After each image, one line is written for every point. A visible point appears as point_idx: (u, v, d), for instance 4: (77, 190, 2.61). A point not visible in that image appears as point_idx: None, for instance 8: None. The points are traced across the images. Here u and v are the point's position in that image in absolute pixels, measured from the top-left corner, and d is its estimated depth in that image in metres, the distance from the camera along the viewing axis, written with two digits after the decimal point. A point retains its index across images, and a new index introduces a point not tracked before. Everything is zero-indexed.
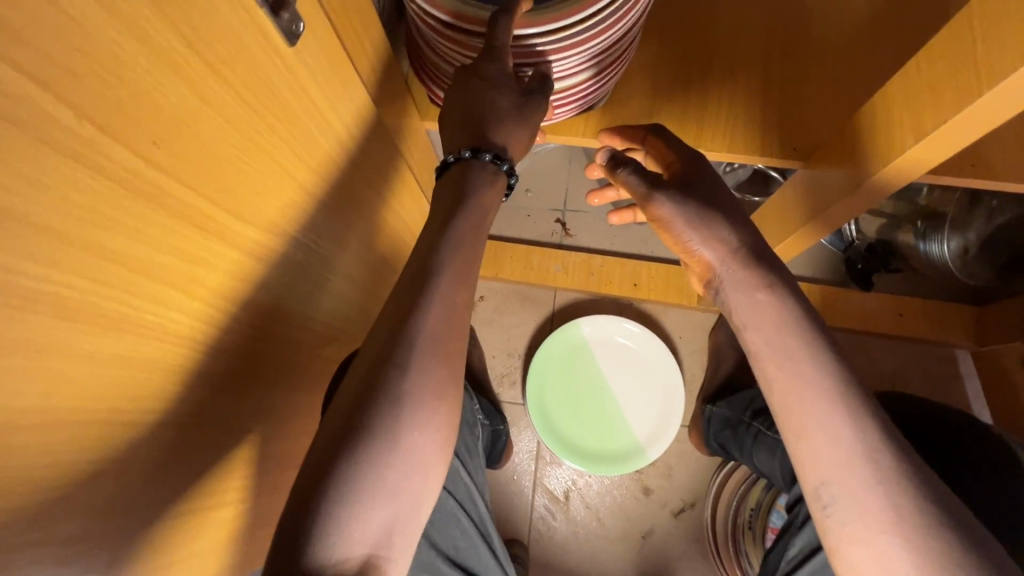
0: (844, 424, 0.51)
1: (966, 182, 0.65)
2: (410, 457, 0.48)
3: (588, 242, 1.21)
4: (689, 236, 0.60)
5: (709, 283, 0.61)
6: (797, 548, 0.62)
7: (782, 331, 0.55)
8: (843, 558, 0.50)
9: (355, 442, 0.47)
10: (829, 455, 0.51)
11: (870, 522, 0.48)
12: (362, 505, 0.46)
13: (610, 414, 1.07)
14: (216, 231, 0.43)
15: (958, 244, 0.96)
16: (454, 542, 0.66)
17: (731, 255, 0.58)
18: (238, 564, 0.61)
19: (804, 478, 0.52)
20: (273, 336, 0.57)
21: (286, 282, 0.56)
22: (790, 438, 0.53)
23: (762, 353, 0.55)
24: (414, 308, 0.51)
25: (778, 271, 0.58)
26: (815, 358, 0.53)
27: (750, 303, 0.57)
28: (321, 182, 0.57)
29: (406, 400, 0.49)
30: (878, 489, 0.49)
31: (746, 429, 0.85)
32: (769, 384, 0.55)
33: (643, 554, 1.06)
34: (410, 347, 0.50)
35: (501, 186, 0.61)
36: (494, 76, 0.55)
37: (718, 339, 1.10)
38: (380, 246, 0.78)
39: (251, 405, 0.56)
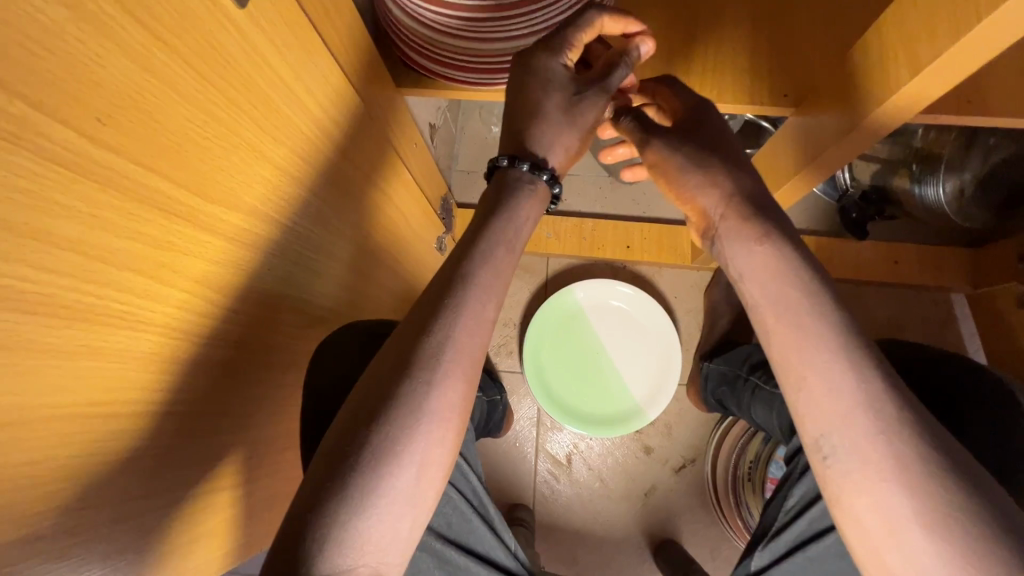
0: (845, 373, 0.47)
1: (963, 120, 0.63)
2: (416, 458, 0.48)
3: (579, 206, 1.19)
4: (686, 182, 0.58)
5: (705, 235, 0.59)
6: (796, 497, 0.56)
7: (778, 282, 0.51)
8: (843, 510, 0.46)
9: (362, 437, 0.47)
10: (829, 404, 0.47)
11: (871, 471, 0.45)
12: (365, 506, 0.46)
13: (608, 378, 1.07)
14: (181, 214, 0.40)
15: (953, 186, 0.92)
16: (447, 519, 0.61)
17: (728, 207, 0.56)
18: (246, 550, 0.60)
19: (804, 430, 0.49)
20: (264, 319, 0.56)
21: (271, 263, 0.54)
22: (788, 388, 0.50)
23: (760, 304, 0.52)
24: (438, 313, 0.52)
25: (778, 221, 0.55)
26: (814, 309, 0.50)
27: (753, 256, 0.53)
28: (295, 157, 0.55)
29: (416, 403, 0.49)
30: (879, 439, 0.45)
31: (744, 384, 0.82)
32: (767, 336, 0.51)
33: (646, 511, 1.08)
34: (429, 355, 0.50)
35: (543, 196, 0.60)
36: (542, 73, 0.59)
37: (713, 297, 1.09)
38: (368, 220, 0.75)
39: (246, 390, 0.55)
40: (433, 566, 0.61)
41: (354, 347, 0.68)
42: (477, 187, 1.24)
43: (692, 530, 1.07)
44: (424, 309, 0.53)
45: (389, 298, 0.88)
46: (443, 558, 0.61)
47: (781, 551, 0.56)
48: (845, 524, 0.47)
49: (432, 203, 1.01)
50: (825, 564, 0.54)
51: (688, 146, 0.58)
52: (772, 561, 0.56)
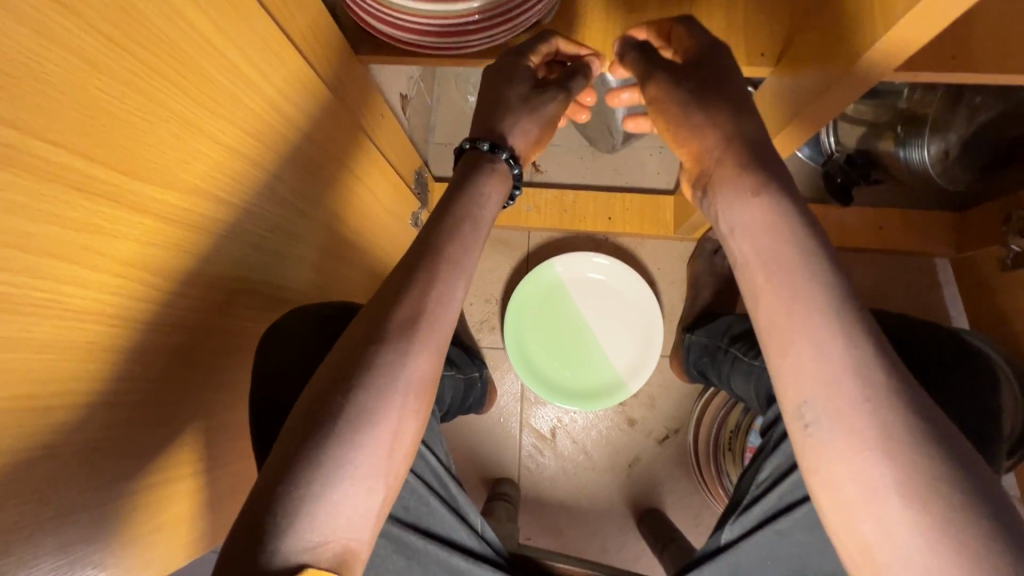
0: (835, 337, 0.43)
1: (945, 77, 0.60)
2: (382, 437, 0.46)
3: (560, 177, 1.16)
4: (682, 121, 0.54)
5: (695, 182, 0.55)
6: (767, 471, 0.54)
7: (774, 237, 0.47)
8: (821, 481, 0.43)
9: (335, 406, 0.45)
10: (815, 370, 0.43)
11: (853, 440, 0.41)
12: (327, 487, 0.43)
13: (589, 350, 1.06)
14: (105, 193, 0.38)
15: (937, 149, 0.90)
16: (404, 501, 0.61)
17: (727, 151, 0.51)
18: (214, 535, 0.59)
19: (786, 397, 0.45)
20: (220, 303, 0.54)
21: (223, 245, 0.52)
22: (771, 352, 0.46)
23: (751, 263, 0.48)
24: (405, 288, 0.50)
25: (777, 172, 0.50)
26: (809, 269, 0.46)
27: (750, 208, 0.49)
28: (243, 131, 0.52)
29: (384, 380, 0.47)
30: (865, 406, 0.41)
31: (724, 355, 0.81)
32: (756, 298, 0.47)
33: (630, 481, 1.09)
34: (397, 332, 0.48)
35: (503, 175, 0.58)
36: (507, 65, 0.60)
37: (696, 269, 1.08)
38: (337, 197, 0.71)
39: (205, 376, 0.54)
40: (391, 550, 0.60)
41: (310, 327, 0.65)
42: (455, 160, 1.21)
43: (675, 498, 1.08)
44: (391, 286, 0.51)
45: (362, 277, 0.86)
46: (401, 542, 0.60)
47: (750, 525, 0.54)
48: (821, 496, 0.43)
49: (406, 178, 0.98)
50: (795, 538, 0.52)
51: (675, 97, 0.54)
52: (740, 535, 0.54)
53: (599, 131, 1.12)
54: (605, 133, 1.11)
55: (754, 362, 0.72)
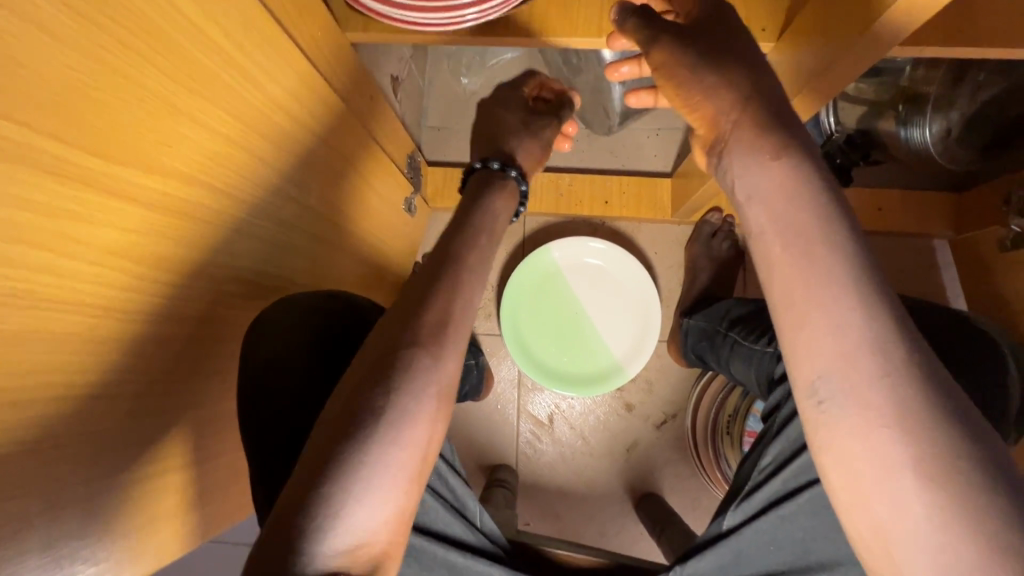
0: (852, 310, 0.41)
1: (951, 52, 0.58)
2: (415, 435, 0.44)
3: (556, 160, 1.14)
4: (691, 86, 0.49)
5: (711, 149, 0.51)
6: (770, 457, 0.53)
7: (792, 206, 0.44)
8: (833, 458, 0.41)
9: (372, 402, 0.44)
10: (832, 344, 0.41)
11: (869, 416, 0.39)
12: (364, 487, 0.42)
13: (588, 336, 1.05)
14: (79, 177, 0.36)
15: (939, 128, 0.89)
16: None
17: (744, 115, 0.47)
18: (207, 527, 0.58)
19: (798, 372, 0.43)
20: (208, 293, 0.52)
21: (210, 232, 0.50)
22: (783, 325, 0.44)
23: (766, 231, 0.45)
24: (432, 288, 0.50)
25: (799, 137, 0.47)
26: (828, 238, 0.43)
27: (768, 175, 0.45)
28: (228, 113, 0.49)
29: (415, 378, 0.45)
30: (884, 381, 0.39)
31: (723, 340, 0.80)
32: (770, 268, 0.44)
33: (628, 465, 1.09)
34: (427, 330, 0.47)
35: (512, 191, 0.62)
36: (502, 98, 0.65)
37: (694, 252, 1.07)
38: (327, 182, 0.69)
39: (194, 367, 0.52)
40: None
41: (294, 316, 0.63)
42: (449, 144, 1.18)
43: (673, 482, 1.08)
44: (420, 285, 0.50)
45: (355, 265, 0.84)
46: None
47: (753, 510, 0.53)
48: (832, 474, 0.42)
49: (399, 163, 0.95)
50: (800, 523, 0.51)
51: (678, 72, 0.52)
52: (743, 520, 0.53)
53: (595, 113, 1.07)
54: (601, 115, 1.07)
55: (755, 346, 0.70)
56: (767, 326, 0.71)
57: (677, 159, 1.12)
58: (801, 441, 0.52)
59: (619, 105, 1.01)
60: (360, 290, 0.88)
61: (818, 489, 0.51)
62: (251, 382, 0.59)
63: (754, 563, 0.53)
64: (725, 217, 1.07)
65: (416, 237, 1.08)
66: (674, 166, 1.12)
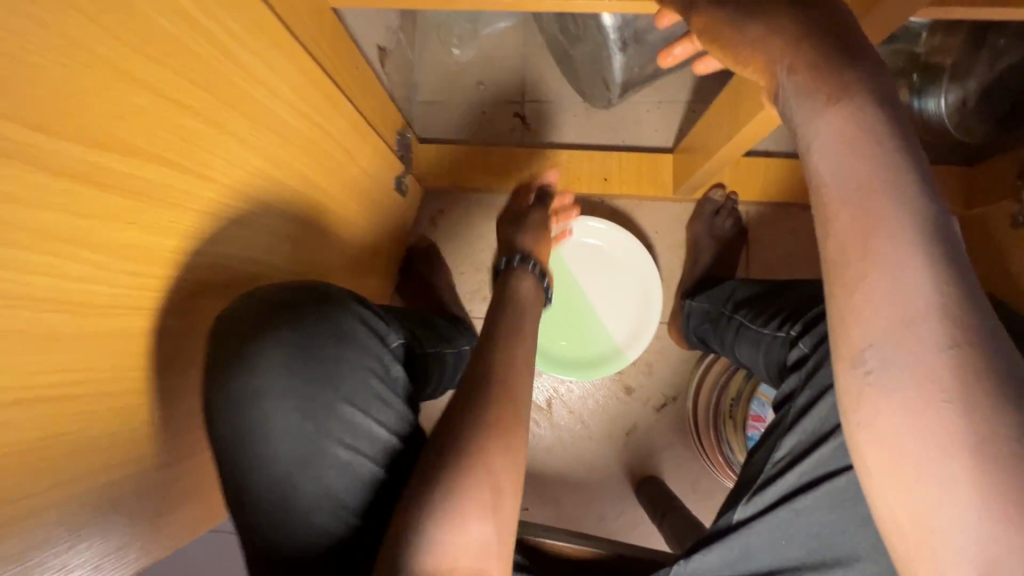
0: (916, 270, 0.35)
1: (984, 14, 0.53)
2: (488, 474, 0.47)
3: (553, 136, 1.10)
4: (739, 40, 0.42)
5: (772, 95, 0.42)
6: (785, 449, 0.52)
7: (849, 147, 0.36)
8: (873, 437, 0.36)
9: (447, 447, 0.48)
10: (885, 306, 0.35)
11: (926, 391, 0.34)
12: (449, 522, 0.45)
13: (587, 318, 1.02)
14: (14, 154, 0.32)
15: (956, 98, 0.85)
16: (383, 503, 0.53)
17: (798, 56, 0.39)
18: (179, 523, 0.55)
19: (843, 336, 0.37)
20: (178, 282, 0.48)
21: (177, 217, 0.45)
22: (831, 282, 0.37)
23: (823, 176, 0.37)
24: (485, 357, 0.57)
25: (868, 69, 0.38)
26: (893, 184, 0.35)
27: (827, 121, 0.37)
28: (194, 86, 0.45)
29: (479, 421, 0.50)
30: (946, 353, 0.34)
31: (728, 323, 0.76)
32: (821, 219, 0.37)
33: (627, 449, 1.07)
34: (485, 386, 0.53)
35: None
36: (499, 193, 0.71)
37: (696, 231, 1.03)
38: (312, 160, 0.64)
39: (166, 360, 0.49)
40: None
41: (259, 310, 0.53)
42: (440, 120, 1.12)
43: (673, 466, 1.06)
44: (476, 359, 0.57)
45: (344, 249, 0.80)
46: None
47: (765, 505, 0.51)
48: (869, 454, 0.37)
49: (388, 140, 0.90)
50: (815, 519, 0.50)
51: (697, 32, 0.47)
52: (755, 514, 0.52)
53: (593, 85, 1.00)
54: (601, 87, 0.98)
55: (763, 331, 0.67)
56: (777, 309, 0.67)
57: (679, 134, 1.08)
58: (818, 433, 0.51)
59: (620, 79, 0.93)
60: (348, 275, 0.84)
61: (836, 483, 0.49)
62: (215, 387, 0.52)
63: (765, 560, 0.51)
64: (728, 194, 1.03)
65: (407, 218, 1.04)
66: (676, 141, 1.08)
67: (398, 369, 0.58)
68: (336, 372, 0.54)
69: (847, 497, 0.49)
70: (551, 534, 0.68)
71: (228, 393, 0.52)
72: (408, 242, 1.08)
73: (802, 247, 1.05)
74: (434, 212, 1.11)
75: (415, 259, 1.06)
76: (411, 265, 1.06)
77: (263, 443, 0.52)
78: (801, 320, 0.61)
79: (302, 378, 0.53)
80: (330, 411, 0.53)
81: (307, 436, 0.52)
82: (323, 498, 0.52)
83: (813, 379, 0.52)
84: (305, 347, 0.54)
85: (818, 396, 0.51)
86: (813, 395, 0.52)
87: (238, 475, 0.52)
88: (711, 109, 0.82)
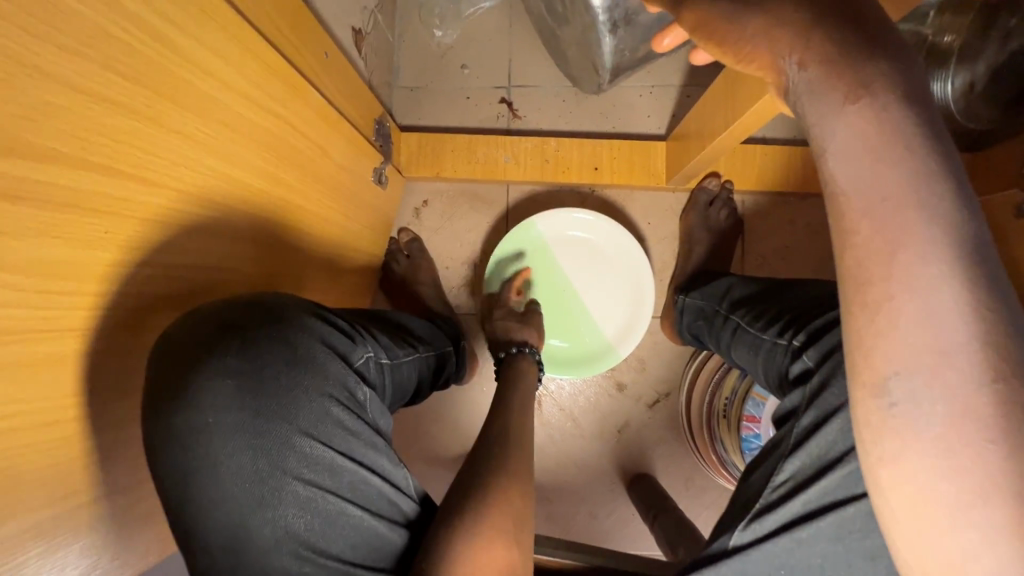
0: (946, 299, 0.34)
1: None
2: (514, 504, 0.51)
3: (540, 123, 1.04)
4: (743, 30, 0.40)
5: (778, 90, 0.41)
6: (786, 473, 0.51)
7: (878, 159, 0.35)
8: (896, 471, 0.35)
9: (472, 482, 0.53)
10: (918, 339, 0.34)
11: (961, 428, 0.33)
12: (476, 544, 0.47)
13: (577, 315, 0.98)
14: None
15: (963, 82, 0.80)
16: (350, 539, 0.49)
17: (808, 49, 0.37)
18: (120, 546, 0.52)
19: (865, 364, 0.36)
20: (112, 297, 0.44)
21: (108, 227, 0.41)
22: (853, 305, 0.37)
23: (848, 189, 0.36)
24: (502, 417, 0.64)
25: (893, 64, 0.37)
26: (926, 209, 0.35)
27: (845, 124, 0.36)
28: (126, 82, 0.40)
29: (501, 463, 0.55)
30: (986, 390, 0.33)
31: (724, 323, 0.73)
32: (845, 240, 0.37)
33: (619, 447, 1.05)
34: (505, 439, 0.59)
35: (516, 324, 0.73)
36: None
37: (690, 222, 0.99)
38: (276, 156, 0.60)
39: (96, 378, 0.45)
40: None
41: (203, 333, 0.51)
42: (422, 106, 1.06)
43: (666, 464, 1.04)
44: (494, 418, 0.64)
45: (317, 248, 0.75)
46: None
47: (764, 531, 0.50)
48: (891, 488, 0.36)
49: (363, 130, 0.85)
50: (817, 549, 0.49)
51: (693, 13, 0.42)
52: (752, 541, 0.51)
53: (582, 69, 0.95)
54: (590, 71, 0.93)
55: (762, 336, 0.63)
56: (777, 311, 0.63)
57: (671, 121, 1.03)
58: (823, 459, 0.50)
59: (610, 64, 0.88)
60: (323, 273, 0.80)
61: (842, 513, 0.48)
62: (151, 424, 0.49)
63: None
64: (722, 183, 0.99)
65: (388, 211, 0.99)
66: (668, 128, 1.03)
67: (365, 392, 0.56)
68: (290, 401, 0.52)
69: (853, 528, 0.48)
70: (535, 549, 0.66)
71: (169, 428, 0.49)
72: (390, 236, 1.04)
73: (797, 238, 1.02)
74: (418, 204, 1.06)
75: (398, 254, 1.02)
76: (394, 261, 1.02)
77: (215, 483, 0.49)
78: (804, 329, 0.58)
79: (254, 408, 0.51)
80: (281, 443, 0.50)
81: (255, 468, 0.50)
82: (282, 538, 0.48)
83: (818, 399, 0.51)
84: (246, 371, 0.52)
85: (822, 419, 0.50)
86: (816, 418, 0.51)
87: (192, 520, 0.49)
88: (706, 96, 0.77)
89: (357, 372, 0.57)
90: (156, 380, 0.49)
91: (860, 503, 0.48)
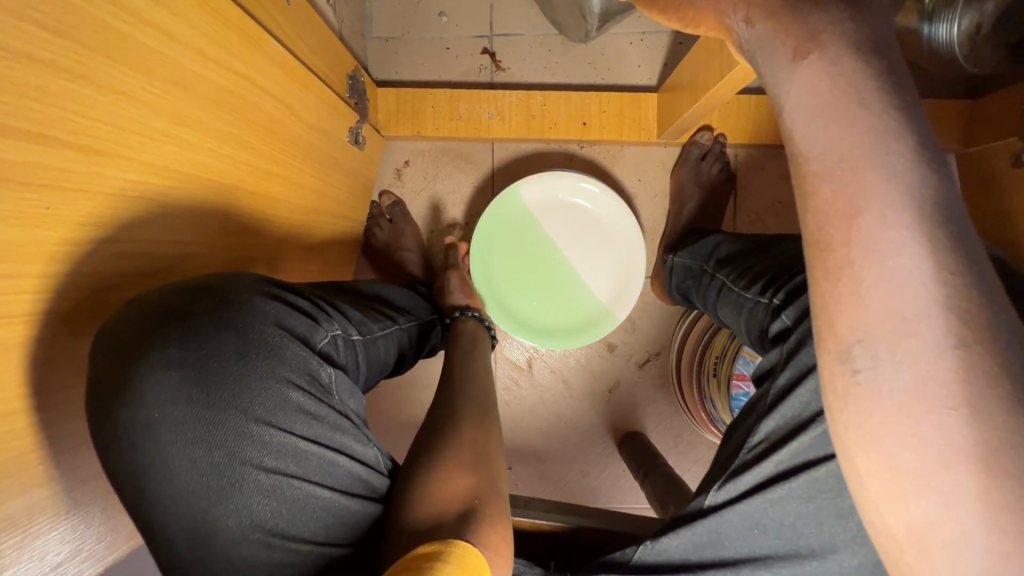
0: (918, 260, 0.32)
1: None
2: (474, 446, 0.54)
3: (526, 75, 0.99)
4: None
5: (735, 47, 0.41)
6: (761, 434, 0.51)
7: (842, 117, 0.33)
8: (862, 440, 0.34)
9: (435, 427, 0.56)
10: (883, 303, 0.32)
11: (925, 396, 0.31)
12: (440, 474, 0.51)
13: (569, 282, 0.96)
14: None
15: (970, 22, 0.72)
16: (320, 521, 0.49)
17: (753, 6, 0.37)
18: (92, 527, 0.51)
19: (830, 331, 0.34)
20: (59, 279, 0.40)
21: (46, 201, 0.38)
22: (815, 270, 0.35)
23: (811, 149, 0.34)
24: (466, 370, 0.65)
25: (863, 7, 0.34)
26: (904, 169, 0.32)
27: (798, 82, 0.34)
28: (60, 38, 0.36)
29: (460, 408, 0.59)
30: (950, 354, 0.31)
31: (710, 282, 0.71)
32: (806, 205, 0.35)
33: (610, 406, 1.05)
34: (464, 388, 0.62)
35: (482, 332, 0.76)
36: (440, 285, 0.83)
37: (680, 177, 0.96)
38: (238, 117, 0.55)
39: (46, 367, 0.42)
40: None
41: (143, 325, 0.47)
42: (399, 59, 0.99)
43: (656, 421, 1.05)
44: (456, 371, 0.65)
45: (292, 215, 0.72)
46: None
47: (738, 491, 0.51)
48: (858, 457, 0.34)
49: (336, 86, 0.79)
50: (789, 508, 0.49)
51: None
52: (726, 501, 0.52)
53: (569, 15, 0.88)
54: (577, 17, 0.86)
55: (746, 294, 0.61)
56: (762, 269, 0.62)
57: (663, 71, 0.97)
58: (796, 420, 0.49)
59: (599, 7, 0.81)
60: (300, 242, 0.77)
61: (813, 474, 0.48)
62: (96, 422, 0.46)
63: (736, 543, 0.52)
64: (715, 136, 0.95)
65: (368, 174, 0.95)
66: (660, 79, 0.97)
67: (329, 373, 0.54)
68: (244, 390, 0.50)
69: (825, 488, 0.48)
70: (515, 512, 0.66)
71: (113, 426, 0.46)
72: (371, 200, 1.00)
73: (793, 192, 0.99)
74: (399, 165, 1.01)
75: (380, 219, 0.98)
76: (376, 227, 0.98)
77: (168, 479, 0.47)
78: (784, 287, 0.56)
79: (204, 401, 0.48)
80: (237, 433, 0.49)
81: (211, 460, 0.48)
82: (248, 529, 0.48)
83: (794, 358, 0.49)
84: (192, 362, 0.49)
85: (798, 379, 0.49)
86: (792, 377, 0.50)
87: (151, 516, 0.48)
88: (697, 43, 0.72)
89: (319, 354, 0.55)
90: (99, 373, 0.46)
91: (831, 463, 0.48)
